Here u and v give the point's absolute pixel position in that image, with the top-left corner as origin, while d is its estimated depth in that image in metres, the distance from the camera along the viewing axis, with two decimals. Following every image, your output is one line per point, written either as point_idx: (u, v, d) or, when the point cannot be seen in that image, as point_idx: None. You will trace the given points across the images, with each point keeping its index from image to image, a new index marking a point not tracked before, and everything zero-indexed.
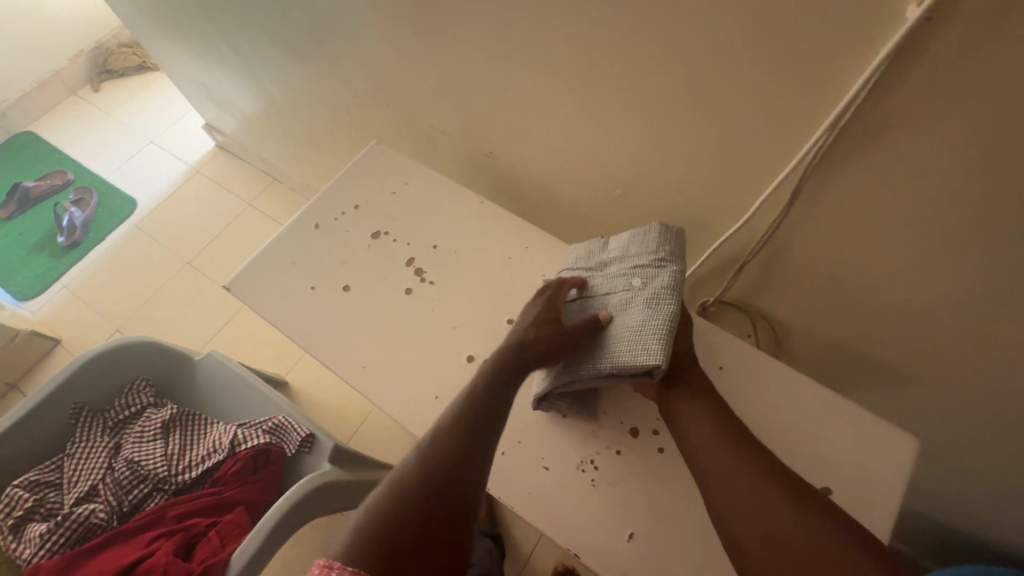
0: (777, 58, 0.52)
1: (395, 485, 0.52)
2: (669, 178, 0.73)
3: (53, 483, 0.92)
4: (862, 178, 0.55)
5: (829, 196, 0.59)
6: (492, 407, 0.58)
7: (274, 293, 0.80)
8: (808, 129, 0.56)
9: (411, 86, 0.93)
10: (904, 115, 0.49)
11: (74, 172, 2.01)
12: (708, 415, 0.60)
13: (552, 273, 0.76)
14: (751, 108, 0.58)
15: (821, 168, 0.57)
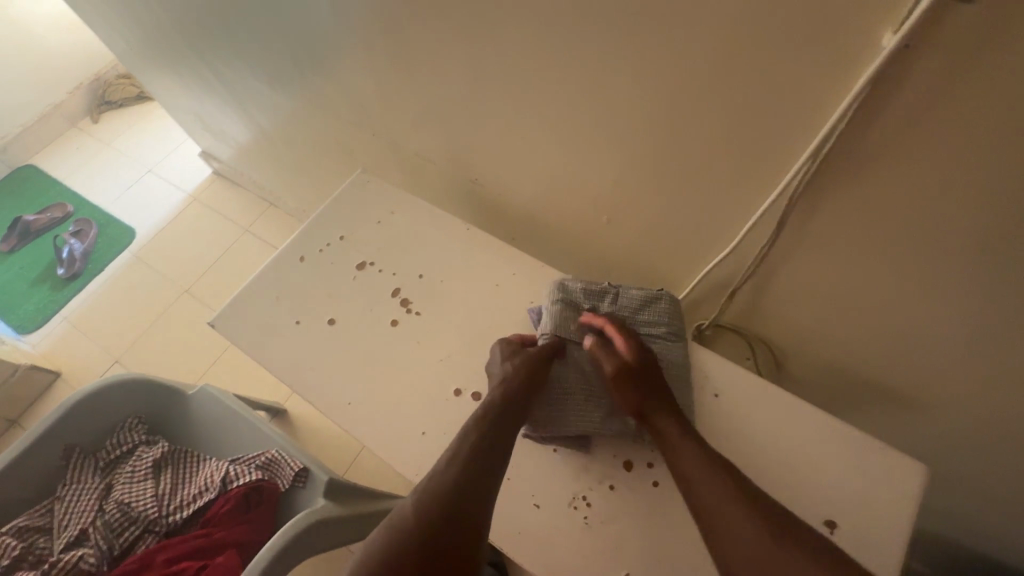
0: (755, 83, 0.51)
1: (394, 528, 0.51)
2: (655, 202, 0.72)
3: (43, 527, 0.90)
4: (851, 202, 0.53)
5: (820, 219, 0.57)
6: (495, 449, 0.57)
7: (259, 330, 0.78)
8: (793, 154, 0.54)
9: (395, 116, 0.92)
10: (891, 140, 0.47)
11: (74, 204, 2.02)
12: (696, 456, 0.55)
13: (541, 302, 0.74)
14: (733, 133, 0.56)
15: (809, 193, 0.55)
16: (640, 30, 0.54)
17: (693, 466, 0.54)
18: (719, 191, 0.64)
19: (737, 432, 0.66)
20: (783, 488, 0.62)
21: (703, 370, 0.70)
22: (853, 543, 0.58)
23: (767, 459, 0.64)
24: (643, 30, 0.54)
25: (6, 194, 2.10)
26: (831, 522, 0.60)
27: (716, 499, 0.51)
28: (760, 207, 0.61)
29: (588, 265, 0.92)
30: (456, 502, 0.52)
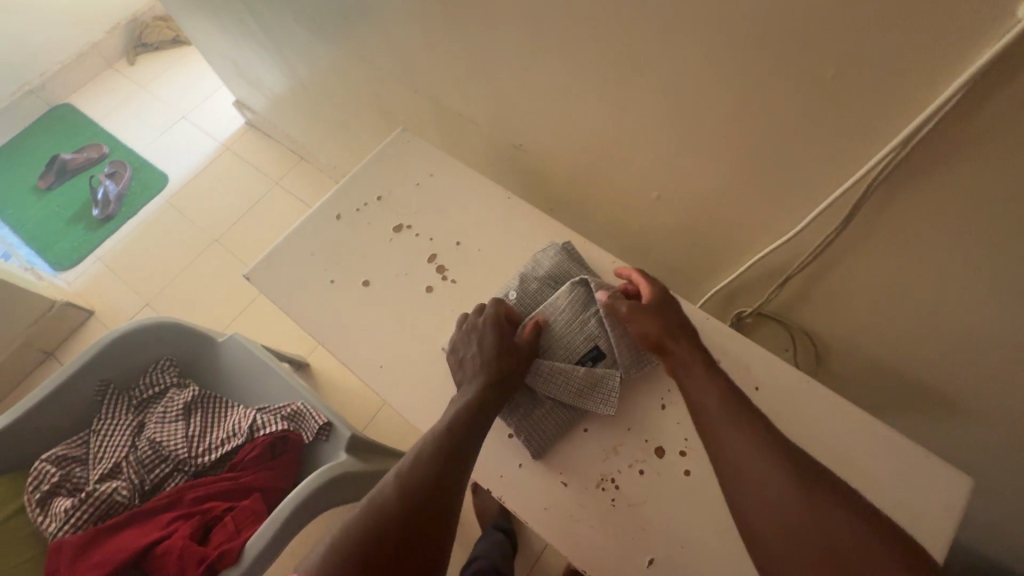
0: (853, 58, 0.47)
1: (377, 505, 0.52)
2: (712, 180, 0.68)
3: (79, 458, 0.93)
4: (937, 194, 0.50)
5: (897, 210, 0.54)
6: (476, 426, 0.58)
7: (290, 284, 0.77)
8: (878, 138, 0.51)
9: (440, 73, 0.89)
10: (999, 129, 0.43)
11: (109, 145, 2.04)
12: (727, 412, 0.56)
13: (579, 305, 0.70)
14: (816, 111, 0.53)
15: (891, 180, 0.52)
16: None
17: (717, 413, 0.56)
18: (787, 173, 0.60)
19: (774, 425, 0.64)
20: None
21: (745, 359, 0.68)
22: None
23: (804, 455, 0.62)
24: None
25: (44, 132, 2.12)
26: None
27: (744, 457, 0.52)
28: (833, 193, 0.58)
29: (628, 244, 0.89)
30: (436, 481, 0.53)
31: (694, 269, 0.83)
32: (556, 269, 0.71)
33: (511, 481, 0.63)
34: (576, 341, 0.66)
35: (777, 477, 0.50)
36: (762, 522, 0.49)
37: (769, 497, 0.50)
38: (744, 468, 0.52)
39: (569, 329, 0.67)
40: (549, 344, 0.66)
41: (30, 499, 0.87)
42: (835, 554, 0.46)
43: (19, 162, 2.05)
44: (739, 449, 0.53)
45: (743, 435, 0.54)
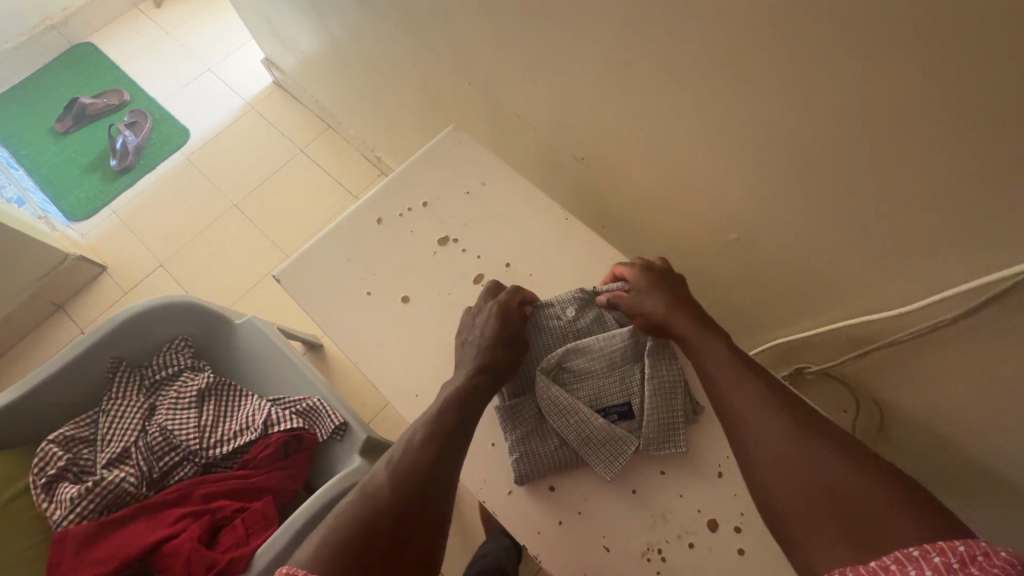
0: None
1: (367, 493, 0.51)
2: (804, 230, 0.61)
3: (87, 439, 0.90)
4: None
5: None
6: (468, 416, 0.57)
7: (325, 291, 0.71)
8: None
9: (502, 69, 0.81)
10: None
11: (130, 92, 1.95)
12: (755, 404, 0.51)
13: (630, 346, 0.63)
14: (975, 178, 0.45)
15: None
16: (888, 29, 0.42)
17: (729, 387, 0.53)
18: (904, 235, 0.53)
19: None
20: None
21: None
22: None
23: None
24: (892, 29, 0.42)
25: (64, 71, 2.03)
26: None
27: (780, 452, 0.48)
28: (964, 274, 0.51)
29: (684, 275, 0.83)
30: (428, 465, 0.53)
31: (754, 312, 0.77)
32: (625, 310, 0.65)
33: (548, 538, 0.58)
34: (606, 389, 0.61)
35: (790, 442, 0.48)
36: (775, 487, 0.47)
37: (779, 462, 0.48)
38: (749, 424, 0.50)
39: (607, 374, 0.62)
40: (580, 376, 0.62)
41: (35, 483, 0.84)
42: (850, 515, 0.44)
43: (36, 101, 1.97)
44: (747, 406, 0.51)
45: (751, 399, 0.51)
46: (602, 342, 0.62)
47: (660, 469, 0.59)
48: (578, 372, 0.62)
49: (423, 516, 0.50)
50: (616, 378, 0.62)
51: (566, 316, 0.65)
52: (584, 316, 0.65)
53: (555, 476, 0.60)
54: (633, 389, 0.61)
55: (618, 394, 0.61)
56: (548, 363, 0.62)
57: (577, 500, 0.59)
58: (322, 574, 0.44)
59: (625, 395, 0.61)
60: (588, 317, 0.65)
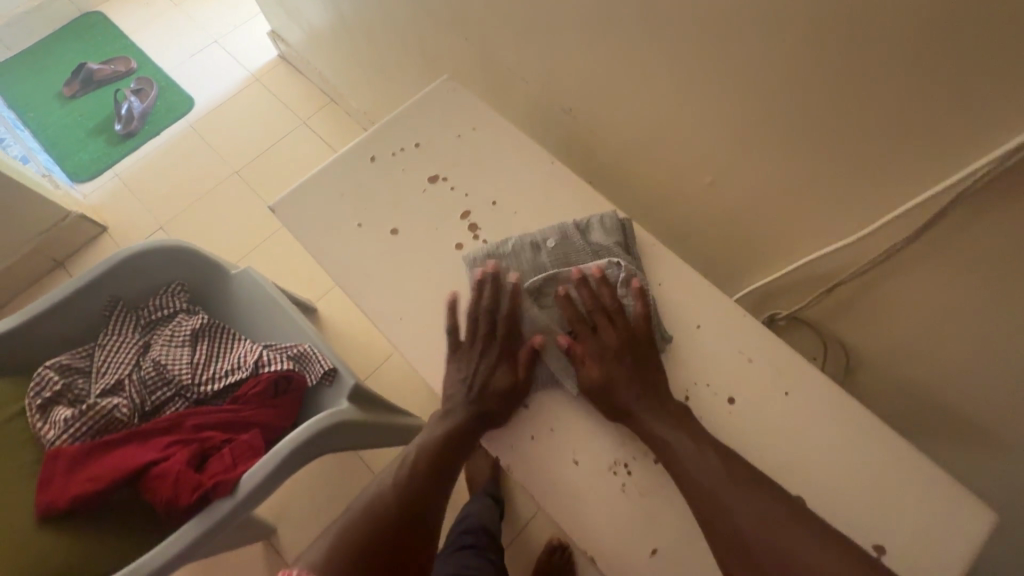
0: (992, 39, 0.42)
1: (372, 508, 0.58)
2: (775, 170, 0.64)
3: (82, 369, 0.92)
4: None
5: (993, 216, 0.49)
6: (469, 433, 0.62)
7: (317, 223, 0.74)
8: (996, 133, 0.46)
9: (496, 21, 0.83)
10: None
11: (137, 61, 1.98)
12: (713, 473, 0.53)
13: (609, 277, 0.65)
14: (928, 98, 0.48)
15: (1007, 180, 0.47)
16: None
17: (692, 459, 0.54)
18: (864, 168, 0.56)
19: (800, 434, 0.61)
20: (839, 498, 0.58)
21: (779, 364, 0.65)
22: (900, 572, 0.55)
23: (831, 466, 0.59)
24: None
25: (71, 38, 2.06)
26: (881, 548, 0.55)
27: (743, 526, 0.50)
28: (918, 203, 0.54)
29: (666, 228, 0.86)
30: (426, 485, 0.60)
31: (731, 261, 0.80)
32: (606, 243, 0.66)
33: (520, 452, 0.61)
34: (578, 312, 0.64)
35: (754, 526, 0.50)
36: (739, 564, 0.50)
37: (748, 550, 0.50)
38: (717, 498, 0.52)
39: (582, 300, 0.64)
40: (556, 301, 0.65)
41: (31, 405, 0.86)
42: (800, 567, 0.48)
43: (44, 66, 2.00)
44: (708, 478, 0.53)
45: (717, 476, 0.53)
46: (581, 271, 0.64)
47: None
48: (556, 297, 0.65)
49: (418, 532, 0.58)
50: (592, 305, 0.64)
51: (552, 246, 0.67)
52: (570, 246, 0.67)
53: (530, 396, 0.63)
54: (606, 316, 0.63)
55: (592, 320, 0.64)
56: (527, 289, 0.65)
57: (549, 418, 0.61)
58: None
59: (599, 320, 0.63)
60: (573, 247, 0.67)
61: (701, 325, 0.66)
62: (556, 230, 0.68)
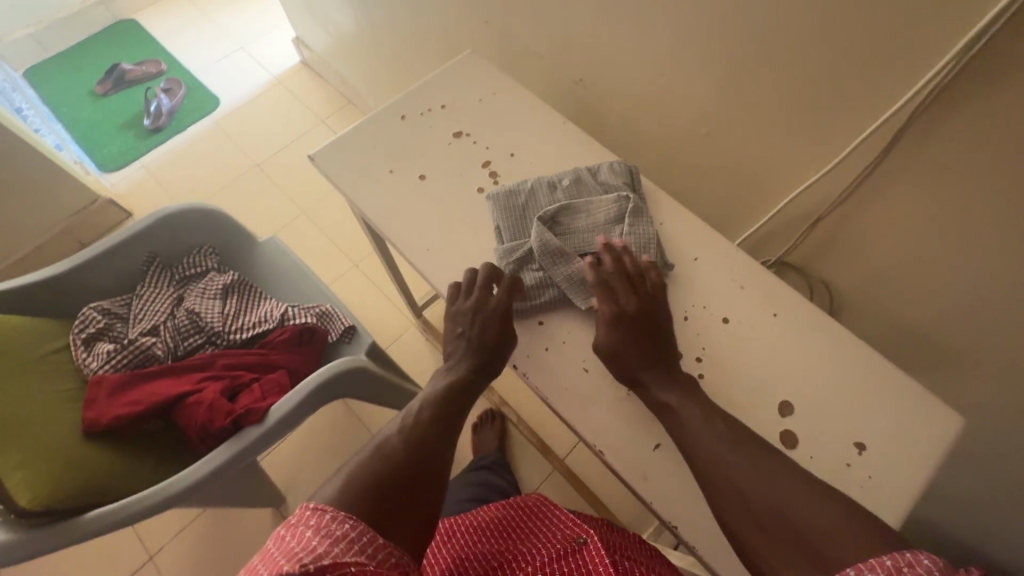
0: None
1: (380, 455, 0.53)
2: (762, 118, 0.73)
3: (121, 315, 0.99)
4: (992, 113, 0.53)
5: (945, 131, 0.57)
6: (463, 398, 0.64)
7: (353, 169, 0.82)
8: (939, 56, 0.55)
9: (515, 3, 0.94)
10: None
11: (167, 63, 2.11)
12: (712, 432, 0.55)
13: (616, 210, 0.72)
14: (884, 38, 0.57)
15: (952, 101, 0.55)
16: None
17: (695, 420, 0.57)
18: (837, 107, 0.65)
19: (788, 347, 0.68)
20: (824, 400, 0.64)
21: (768, 289, 0.71)
22: (879, 461, 0.61)
23: (815, 373, 0.66)
24: None
25: (107, 43, 2.20)
26: (861, 443, 0.62)
27: (736, 480, 0.51)
28: (883, 132, 0.62)
29: (667, 188, 0.95)
30: (431, 438, 0.58)
31: (728, 214, 0.89)
32: (616, 182, 0.75)
33: (535, 360, 0.68)
34: (588, 237, 0.71)
35: (750, 479, 0.51)
36: (732, 520, 0.50)
37: (747, 505, 0.50)
38: (711, 456, 0.54)
39: (592, 230, 0.72)
40: (569, 229, 0.72)
41: (74, 339, 0.93)
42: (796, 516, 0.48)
43: (79, 66, 2.13)
44: (704, 440, 0.55)
45: (715, 437, 0.55)
46: (591, 205, 0.73)
47: None
48: (569, 225, 0.72)
49: (429, 481, 0.53)
50: (601, 235, 0.72)
51: (567, 185, 0.75)
52: (582, 186, 0.75)
53: (546, 313, 0.70)
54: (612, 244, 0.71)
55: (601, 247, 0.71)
56: (546, 215, 0.72)
57: (561, 332, 0.69)
58: (348, 515, 0.44)
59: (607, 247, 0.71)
60: (586, 188, 0.75)
61: (698, 258, 0.73)
62: (570, 173, 0.77)
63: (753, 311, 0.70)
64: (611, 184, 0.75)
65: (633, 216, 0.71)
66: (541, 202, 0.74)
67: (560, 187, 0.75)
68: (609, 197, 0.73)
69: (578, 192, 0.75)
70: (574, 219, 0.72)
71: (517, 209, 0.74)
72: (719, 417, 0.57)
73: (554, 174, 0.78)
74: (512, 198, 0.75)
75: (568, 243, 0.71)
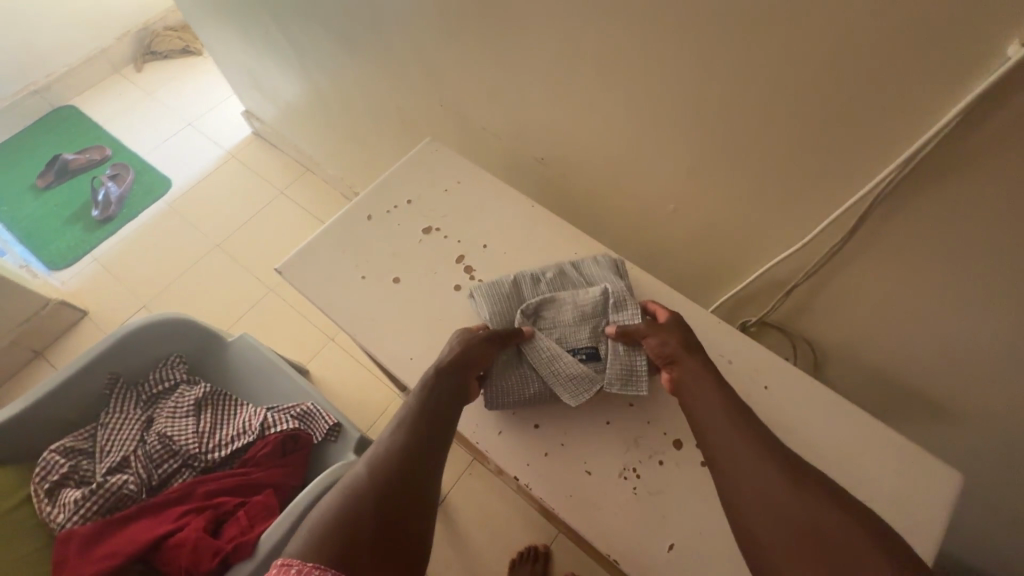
0: (875, 78, 0.53)
1: (351, 491, 0.52)
2: (727, 193, 0.75)
3: (87, 450, 0.93)
4: (950, 192, 0.55)
5: (906, 208, 0.59)
6: (446, 411, 0.60)
7: (323, 279, 0.80)
8: (896, 144, 0.56)
9: (471, 89, 0.95)
10: (1003, 132, 0.49)
11: (112, 148, 2.04)
12: (740, 436, 0.54)
13: (601, 302, 0.71)
14: (837, 126, 0.59)
15: (912, 182, 0.57)
16: (750, 25, 0.56)
17: (723, 427, 0.55)
18: (799, 184, 0.67)
19: (786, 422, 0.67)
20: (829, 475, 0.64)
21: (756, 360, 0.72)
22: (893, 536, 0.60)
23: (815, 446, 0.66)
24: (753, 25, 0.56)
25: (45, 133, 2.11)
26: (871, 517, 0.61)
27: (761, 484, 0.50)
28: (848, 208, 0.64)
29: (641, 253, 0.95)
30: (410, 462, 0.55)
31: (703, 277, 0.90)
32: (601, 272, 0.75)
33: (536, 469, 0.65)
34: (575, 334, 0.71)
35: (778, 488, 0.49)
36: (761, 534, 0.48)
37: (767, 500, 0.49)
38: (739, 462, 0.52)
39: (578, 324, 0.71)
40: (555, 325, 0.72)
41: (38, 490, 0.87)
42: (818, 534, 0.46)
43: (16, 160, 2.03)
44: (731, 446, 0.54)
45: (744, 445, 0.53)
46: (576, 298, 0.72)
47: (629, 402, 0.69)
48: (554, 321, 0.72)
49: (404, 515, 0.51)
50: (588, 328, 0.71)
51: (550, 277, 0.75)
52: (565, 278, 0.76)
53: (542, 415, 0.68)
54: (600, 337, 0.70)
55: (588, 340, 0.70)
56: (529, 312, 0.72)
57: (559, 435, 0.67)
58: (313, 565, 0.45)
59: (594, 340, 0.70)
60: (570, 280, 0.75)
61: None
62: (554, 265, 0.77)
63: (746, 387, 0.70)
64: (596, 275, 0.75)
65: (621, 309, 0.70)
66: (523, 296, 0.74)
67: (544, 280, 0.75)
68: (593, 290, 0.72)
69: (561, 285, 0.75)
70: (559, 313, 0.72)
71: (498, 303, 0.73)
72: (745, 420, 0.56)
73: (538, 266, 0.78)
74: (494, 291, 0.74)
75: (553, 339, 0.70)
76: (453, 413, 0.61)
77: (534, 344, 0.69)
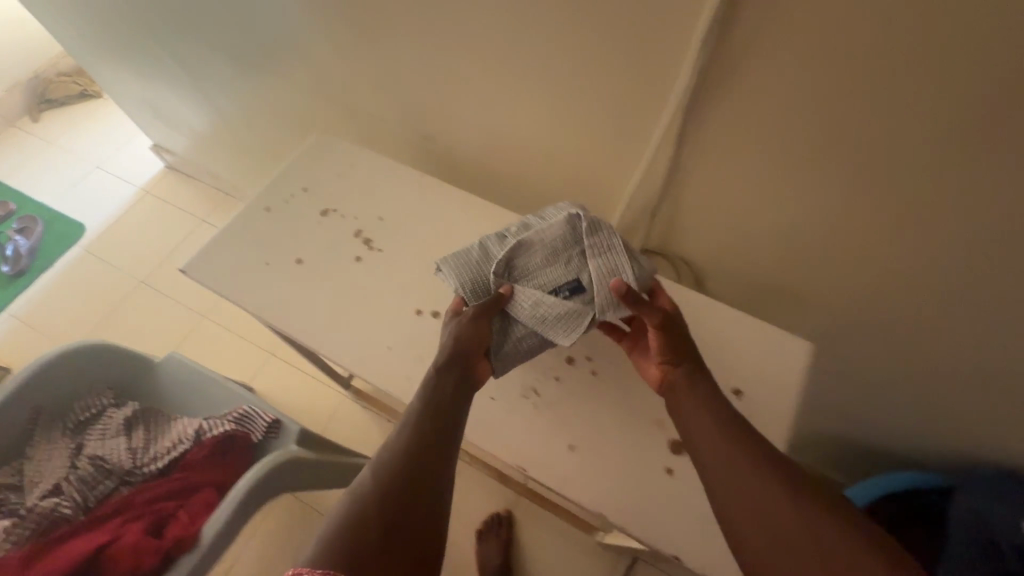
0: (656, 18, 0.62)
1: (360, 499, 0.52)
2: (585, 139, 0.83)
3: (14, 484, 0.92)
4: (741, 105, 0.65)
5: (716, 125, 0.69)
6: (452, 410, 0.60)
7: (226, 271, 0.83)
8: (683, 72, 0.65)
9: (352, 81, 1.00)
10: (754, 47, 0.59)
11: (16, 202, 1.97)
12: (726, 437, 0.55)
13: (574, 232, 0.67)
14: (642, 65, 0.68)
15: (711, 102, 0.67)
16: None
17: (703, 419, 0.57)
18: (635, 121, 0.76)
19: None
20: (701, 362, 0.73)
21: None
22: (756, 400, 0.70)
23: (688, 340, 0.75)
24: None
25: None
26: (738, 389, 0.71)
27: (745, 489, 0.52)
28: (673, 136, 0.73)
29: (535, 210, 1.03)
30: (418, 463, 0.54)
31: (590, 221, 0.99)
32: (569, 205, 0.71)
33: None
34: (556, 272, 0.67)
35: (761, 494, 0.51)
36: (747, 535, 0.50)
37: (751, 505, 0.51)
38: (722, 463, 0.54)
39: (556, 260, 0.67)
40: (531, 270, 0.68)
41: None
42: (795, 534, 0.48)
43: None
44: (713, 448, 0.55)
45: (730, 448, 0.54)
46: (545, 235, 0.67)
47: None
48: (530, 265, 0.68)
49: (415, 516, 0.51)
50: (568, 261, 0.67)
51: (519, 226, 0.71)
52: (534, 220, 0.72)
53: None
54: (582, 267, 0.66)
55: (572, 274, 0.67)
56: (501, 267, 0.68)
57: None
58: None
59: (578, 272, 0.66)
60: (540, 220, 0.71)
61: None
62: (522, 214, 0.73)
63: None
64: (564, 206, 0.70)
65: (594, 230, 0.66)
66: (494, 252, 0.71)
67: (513, 230, 0.72)
68: (562, 219, 0.67)
69: (530, 226, 0.71)
70: (532, 258, 0.68)
71: (473, 268, 0.69)
72: (732, 416, 0.57)
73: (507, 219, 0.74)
74: (466, 258, 0.70)
75: (536, 287, 0.67)
76: (460, 409, 0.61)
77: (516, 302, 0.66)
